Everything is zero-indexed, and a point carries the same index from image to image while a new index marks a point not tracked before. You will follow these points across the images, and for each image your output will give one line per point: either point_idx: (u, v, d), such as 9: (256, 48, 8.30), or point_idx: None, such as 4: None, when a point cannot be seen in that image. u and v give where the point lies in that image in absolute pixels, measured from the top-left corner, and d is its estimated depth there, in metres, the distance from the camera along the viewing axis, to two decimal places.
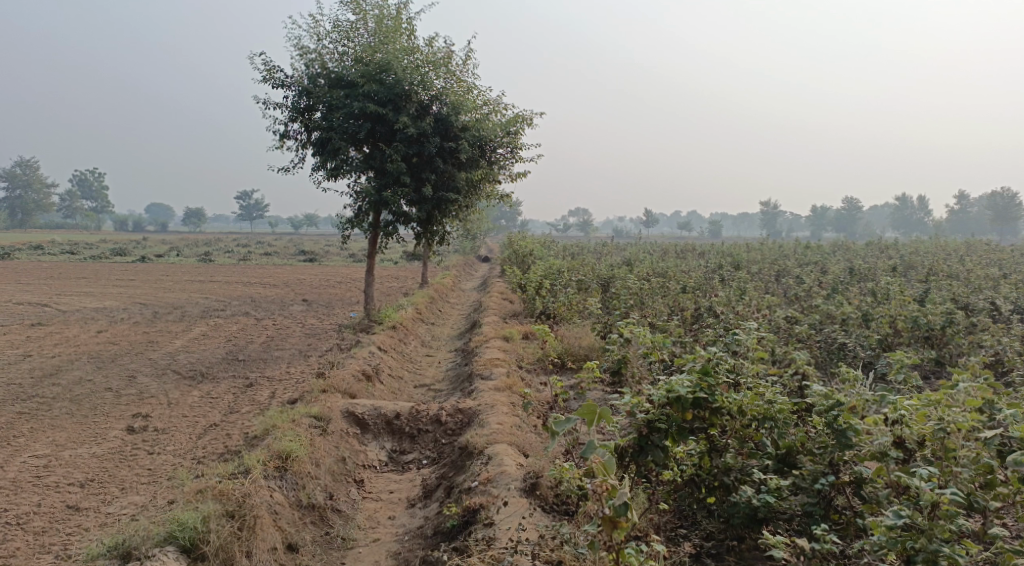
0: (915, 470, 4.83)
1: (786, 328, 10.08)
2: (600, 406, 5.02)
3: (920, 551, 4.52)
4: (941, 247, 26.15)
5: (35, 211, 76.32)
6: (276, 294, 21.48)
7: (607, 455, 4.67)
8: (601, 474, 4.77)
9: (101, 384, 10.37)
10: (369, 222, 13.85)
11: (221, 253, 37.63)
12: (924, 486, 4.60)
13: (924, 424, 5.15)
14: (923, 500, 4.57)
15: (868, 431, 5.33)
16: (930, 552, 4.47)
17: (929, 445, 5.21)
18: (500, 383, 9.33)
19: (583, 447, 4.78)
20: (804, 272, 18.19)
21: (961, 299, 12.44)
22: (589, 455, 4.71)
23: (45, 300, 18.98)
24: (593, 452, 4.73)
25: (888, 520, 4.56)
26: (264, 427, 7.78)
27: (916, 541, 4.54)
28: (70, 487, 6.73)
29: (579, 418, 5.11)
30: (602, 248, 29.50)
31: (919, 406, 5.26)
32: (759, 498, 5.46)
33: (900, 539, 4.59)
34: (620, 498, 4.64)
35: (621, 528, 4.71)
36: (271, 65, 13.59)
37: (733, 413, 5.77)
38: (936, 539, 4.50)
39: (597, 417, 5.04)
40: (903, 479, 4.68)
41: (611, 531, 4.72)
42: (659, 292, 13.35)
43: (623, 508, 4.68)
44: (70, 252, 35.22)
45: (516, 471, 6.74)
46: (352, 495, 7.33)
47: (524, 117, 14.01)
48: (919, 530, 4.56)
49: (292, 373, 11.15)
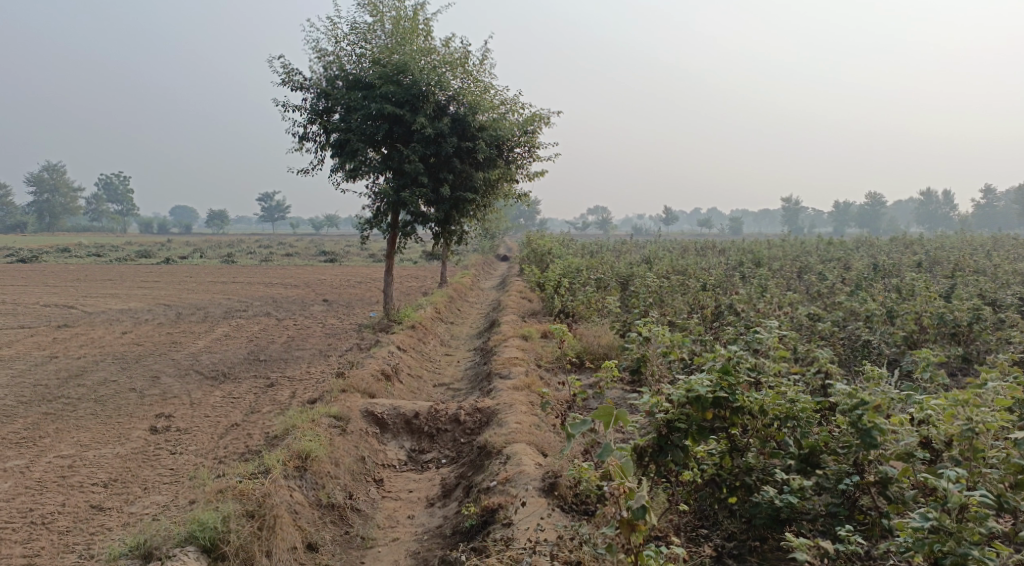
0: (943, 471, 4.72)
1: (808, 325, 9.98)
2: (616, 408, 4.96)
3: (949, 554, 4.41)
4: (967, 241, 25.79)
5: (62, 214, 77.42)
6: (297, 295, 21.64)
7: (624, 459, 4.62)
8: (618, 477, 4.72)
9: (125, 385, 10.49)
10: (388, 223, 13.90)
11: (242, 254, 37.99)
12: (952, 488, 4.49)
13: (952, 424, 5.06)
14: (950, 502, 4.46)
15: (894, 431, 5.25)
16: (959, 555, 4.36)
17: (957, 446, 5.11)
18: (519, 383, 9.32)
19: (599, 450, 4.73)
20: (826, 268, 18.00)
21: (988, 294, 12.25)
22: (606, 458, 4.67)
23: (71, 302, 19.26)
24: (610, 455, 4.69)
25: (914, 523, 4.48)
26: (284, 427, 7.82)
27: (944, 543, 4.44)
28: (94, 487, 6.81)
29: (596, 420, 5.05)
30: (621, 246, 29.38)
31: (946, 405, 5.17)
32: (781, 498, 5.39)
33: (927, 541, 4.50)
34: (638, 502, 4.60)
35: (639, 530, 4.68)
36: (289, 68, 13.68)
37: (755, 413, 5.72)
38: (965, 542, 4.39)
39: (614, 420, 4.98)
40: (930, 481, 4.58)
41: (628, 534, 4.70)
42: (679, 289, 13.27)
43: (641, 511, 4.64)
44: (96, 254, 35.74)
45: (535, 470, 6.73)
46: (372, 494, 7.34)
47: (542, 116, 13.99)
48: (947, 533, 4.45)
49: (312, 373, 11.22)
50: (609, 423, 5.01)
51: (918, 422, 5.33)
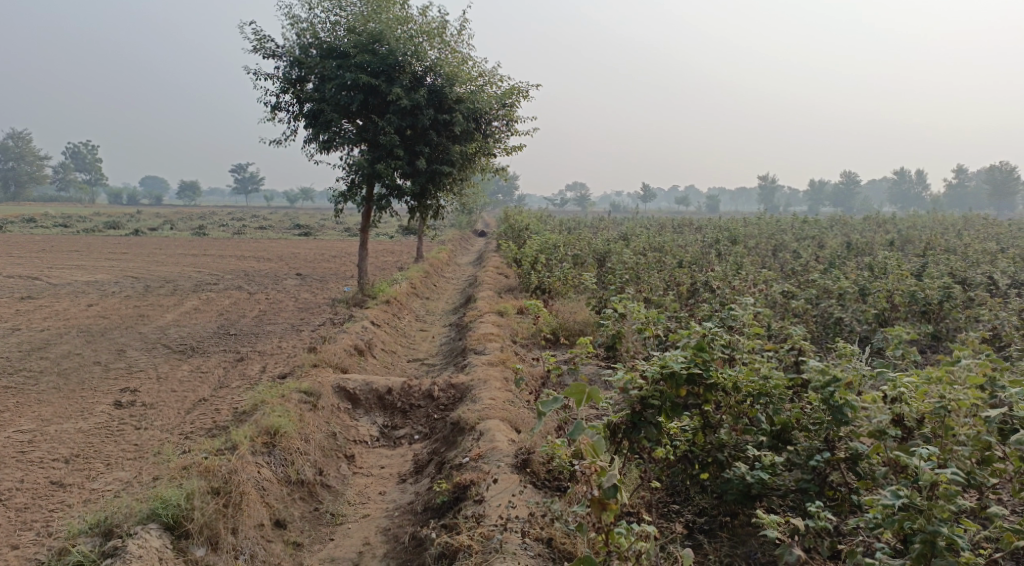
0: (915, 449, 4.68)
1: (782, 302, 9.99)
2: (588, 386, 4.86)
3: (919, 532, 4.39)
4: (938, 222, 26.03)
5: (29, 184, 75.70)
6: (270, 268, 21.33)
7: (596, 437, 4.53)
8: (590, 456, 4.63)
9: (90, 358, 10.25)
10: (362, 196, 13.66)
11: (215, 227, 37.46)
12: (924, 466, 4.46)
13: (924, 402, 5.02)
14: (922, 480, 4.44)
15: (866, 408, 5.22)
16: (929, 532, 4.34)
17: (928, 424, 5.09)
18: (493, 359, 9.24)
19: (570, 428, 4.63)
20: (801, 246, 18.06)
21: (959, 273, 12.35)
22: (577, 436, 4.56)
23: (36, 273, 18.81)
24: (581, 433, 4.58)
25: (885, 500, 4.45)
26: (253, 402, 7.67)
27: (914, 521, 4.41)
28: (55, 463, 6.63)
29: (568, 397, 4.95)
30: (598, 224, 29.30)
31: (919, 383, 5.13)
32: (752, 475, 5.38)
33: (898, 518, 4.47)
34: (610, 481, 4.53)
35: (611, 509, 4.61)
36: (261, 35, 13.33)
37: (728, 389, 5.67)
38: (935, 519, 4.37)
39: (586, 398, 4.88)
40: (902, 459, 4.55)
41: (600, 513, 4.62)
42: (655, 266, 13.23)
43: (612, 490, 4.56)
44: (64, 225, 35.01)
45: (507, 447, 6.67)
46: (342, 470, 7.24)
47: (520, 89, 13.77)
48: (918, 511, 4.43)
49: (283, 348, 11.05)
50: (581, 401, 4.92)
51: (890, 399, 5.30)
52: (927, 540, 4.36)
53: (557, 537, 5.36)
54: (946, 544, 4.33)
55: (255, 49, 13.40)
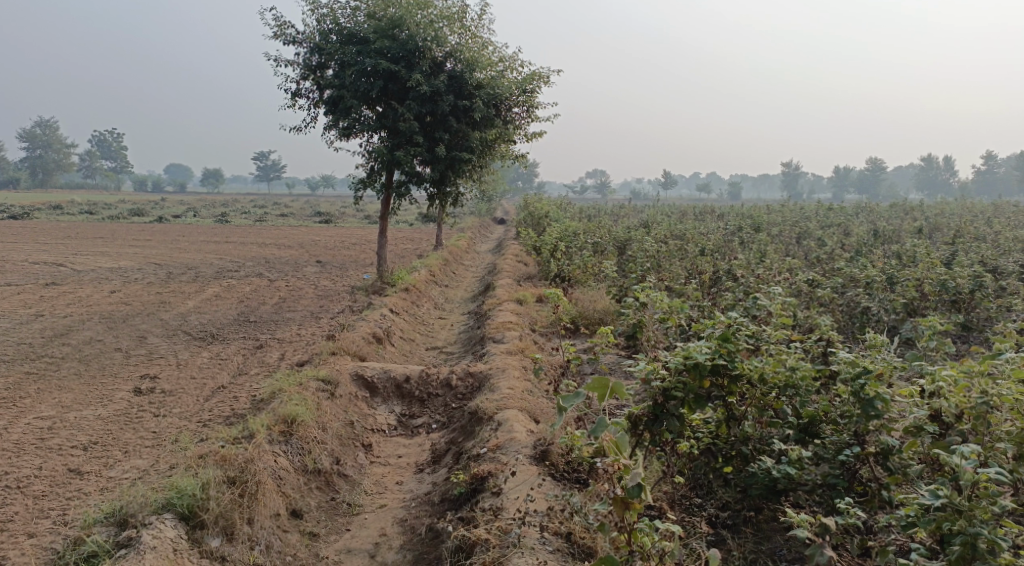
0: (955, 446, 4.49)
1: (807, 291, 9.80)
2: (611, 380, 4.71)
3: (959, 534, 4.23)
4: (968, 208, 25.51)
5: (56, 171, 76.62)
6: (290, 255, 21.35)
7: (619, 433, 4.37)
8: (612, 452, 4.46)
9: (111, 345, 10.28)
10: (381, 183, 13.57)
11: (236, 214, 37.62)
12: (965, 465, 4.28)
13: (963, 397, 4.81)
14: (963, 480, 4.26)
15: (903, 403, 5.05)
16: (970, 535, 4.18)
17: (967, 420, 4.89)
18: (512, 347, 9.15)
19: (593, 423, 4.47)
20: (826, 234, 17.76)
21: (991, 262, 12.05)
22: (600, 432, 4.40)
23: (60, 259, 18.94)
24: (606, 429, 4.43)
25: (924, 500, 4.28)
26: (271, 390, 7.64)
27: (954, 522, 4.26)
28: (73, 450, 6.64)
29: (589, 393, 4.81)
30: (619, 211, 29.04)
31: (957, 378, 4.94)
32: (779, 469, 5.24)
33: (935, 519, 4.33)
34: (634, 480, 4.40)
35: (633, 509, 4.49)
36: (281, 21, 13.26)
37: (753, 381, 5.53)
38: (976, 521, 4.22)
39: (609, 393, 4.74)
40: (942, 457, 4.37)
41: (622, 512, 4.50)
42: (677, 255, 13.05)
43: (636, 490, 4.43)
44: (89, 212, 35.31)
45: (526, 438, 6.57)
46: (360, 459, 7.18)
47: (541, 75, 13.58)
48: (958, 511, 4.26)
49: (302, 335, 11.02)
50: (604, 396, 4.78)
51: (926, 394, 5.14)
52: (968, 542, 4.21)
53: (576, 532, 5.26)
54: (988, 547, 4.17)
55: (275, 35, 13.34)
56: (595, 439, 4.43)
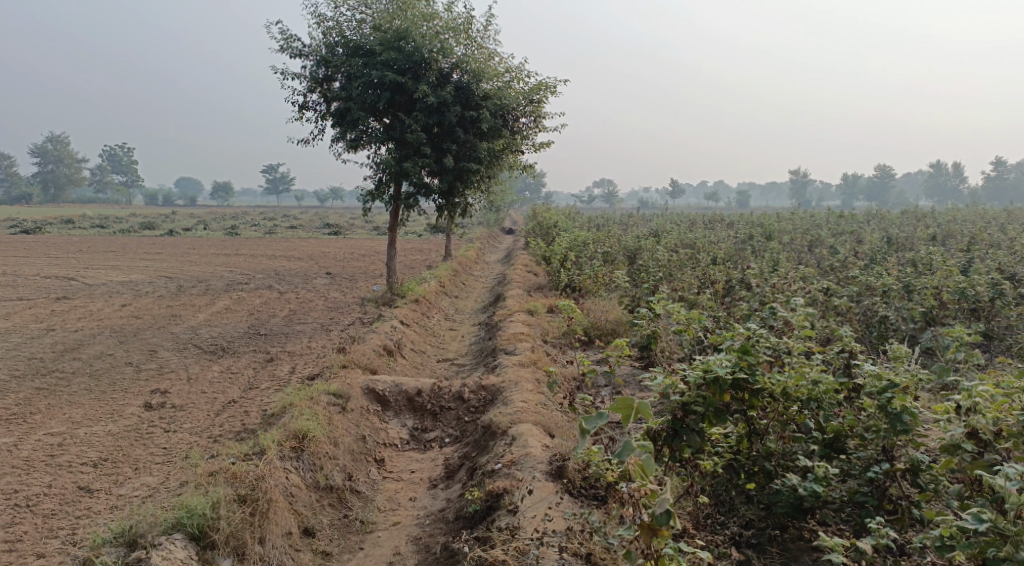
0: (998, 467, 4.35)
1: (822, 300, 9.65)
2: (636, 401, 4.59)
3: (1006, 560, 4.09)
4: (981, 215, 25.18)
5: (67, 185, 77.15)
6: (300, 268, 21.30)
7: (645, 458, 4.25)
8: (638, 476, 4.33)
9: (122, 359, 10.22)
10: (390, 194, 13.51)
11: (246, 227, 37.65)
12: (1009, 487, 4.15)
13: (1001, 414, 4.70)
14: (1008, 503, 4.13)
15: (939, 421, 4.88)
16: (1017, 561, 4.04)
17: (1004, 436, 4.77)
18: (524, 359, 9.03)
19: (620, 447, 4.35)
20: (839, 241, 17.56)
21: (1008, 269, 11.86)
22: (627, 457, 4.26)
23: (71, 273, 18.94)
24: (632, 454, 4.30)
25: (968, 524, 4.15)
26: (281, 404, 7.54)
27: (1000, 547, 4.13)
28: (83, 467, 6.55)
29: (613, 414, 4.70)
30: (628, 220, 28.88)
31: (994, 394, 4.78)
32: (805, 487, 5.11)
33: (978, 543, 4.19)
34: (661, 507, 4.30)
35: (661, 535, 4.37)
36: (288, 34, 13.25)
37: (776, 395, 5.41)
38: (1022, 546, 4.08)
39: (634, 414, 4.62)
40: (986, 478, 4.23)
41: (650, 539, 4.40)
42: (689, 264, 12.91)
43: (664, 517, 4.32)
44: (99, 225, 35.39)
45: (541, 453, 6.45)
46: (372, 475, 7.07)
47: (549, 85, 13.51)
48: (1003, 536, 4.13)
49: (313, 348, 10.94)
50: (628, 417, 4.66)
51: (961, 410, 4.99)
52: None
53: (596, 552, 5.13)
54: None
55: (282, 48, 13.34)
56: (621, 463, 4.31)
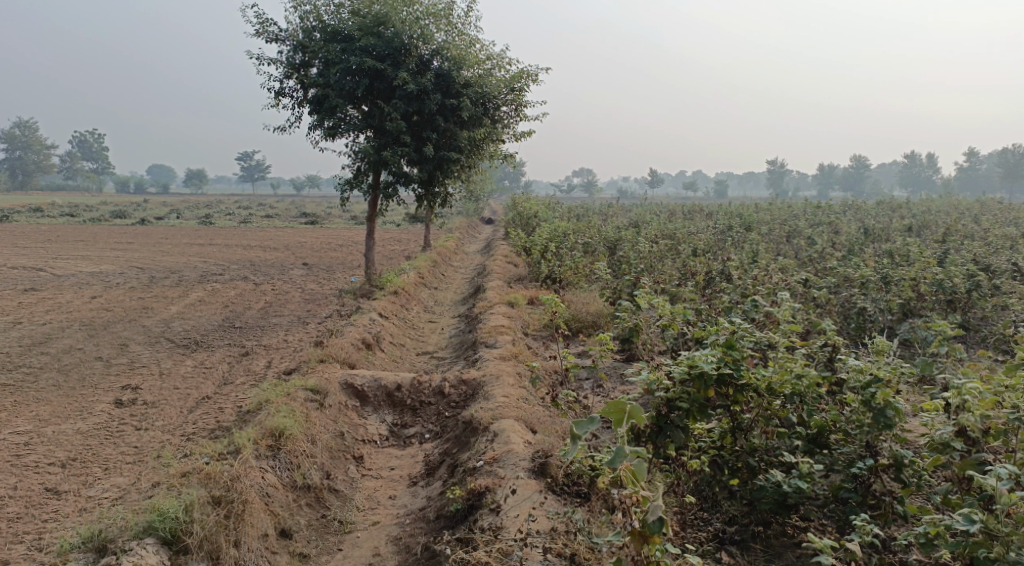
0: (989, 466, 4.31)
1: (802, 292, 9.63)
2: (628, 404, 4.58)
3: (996, 561, 4.06)
4: (954, 205, 25.46)
5: (36, 173, 75.61)
6: (276, 258, 20.99)
7: (637, 463, 4.26)
8: (630, 483, 4.32)
9: (91, 353, 9.95)
10: (369, 184, 13.31)
11: (221, 215, 37.12)
12: (1001, 487, 4.11)
13: (990, 410, 4.66)
14: (1000, 504, 4.09)
15: (927, 418, 4.82)
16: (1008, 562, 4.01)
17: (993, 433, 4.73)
18: (505, 352, 8.92)
19: (612, 453, 4.34)
20: (817, 232, 17.62)
21: (984, 260, 11.95)
22: (618, 463, 4.25)
23: (40, 264, 18.52)
24: (624, 460, 4.29)
25: (959, 526, 4.11)
26: (257, 401, 7.36)
27: (990, 548, 4.09)
28: (51, 467, 6.35)
29: (604, 418, 4.67)
30: (607, 209, 28.81)
31: (983, 392, 4.72)
32: (790, 483, 5.05)
33: (968, 544, 4.15)
34: (654, 514, 4.16)
35: (652, 542, 4.28)
36: (264, 18, 12.96)
37: (761, 391, 5.34)
38: (1014, 547, 4.05)
39: (626, 418, 4.61)
40: (977, 478, 4.19)
41: (641, 546, 4.30)
42: (669, 255, 12.86)
43: (657, 524, 4.18)
44: (69, 214, 34.65)
45: (524, 449, 6.35)
46: (351, 472, 6.93)
47: (529, 73, 13.35)
48: (993, 537, 4.10)
49: (289, 341, 10.74)
50: (621, 421, 4.65)
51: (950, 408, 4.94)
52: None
53: (580, 553, 5.04)
54: None
55: (258, 33, 13.05)
56: (613, 470, 4.30)
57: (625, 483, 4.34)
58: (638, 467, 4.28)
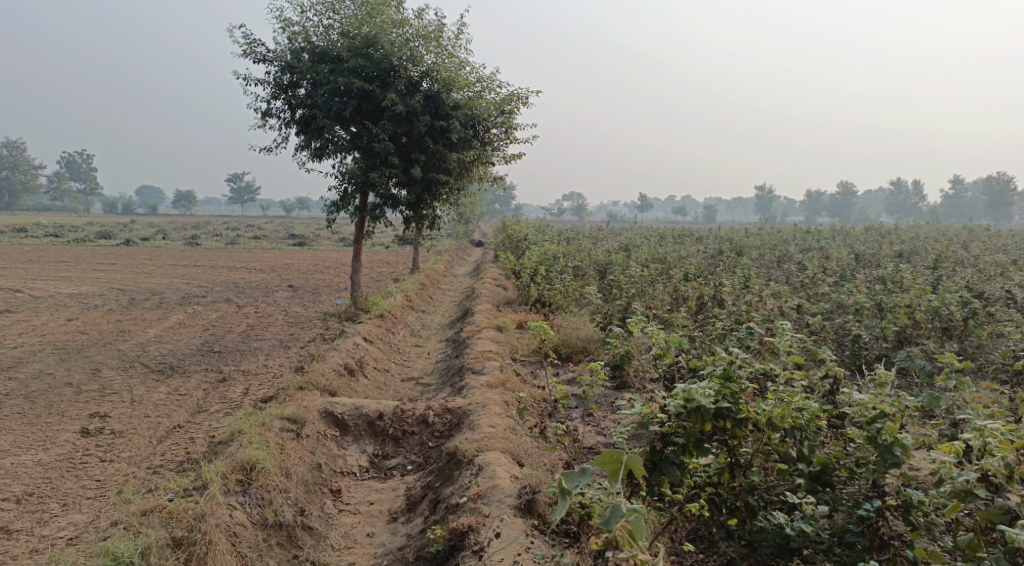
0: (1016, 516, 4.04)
1: (797, 319, 9.35)
2: (625, 456, 4.36)
3: None
4: (943, 232, 25.44)
5: (23, 193, 74.92)
6: (262, 280, 20.55)
7: (636, 520, 4.05)
8: (628, 543, 4.10)
9: (62, 379, 9.54)
10: (356, 205, 13.01)
11: (209, 237, 36.62)
12: None
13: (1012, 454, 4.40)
14: None
15: (947, 462, 4.56)
16: None
17: (1015, 479, 4.46)
18: (492, 380, 8.57)
19: (608, 512, 4.11)
20: (807, 258, 17.41)
21: (977, 287, 11.77)
22: (615, 525, 4.04)
23: (20, 285, 18.06)
24: (620, 520, 4.07)
25: None
26: (229, 430, 7.00)
27: None
28: (5, 503, 5.99)
29: (598, 468, 4.47)
30: (597, 233, 28.60)
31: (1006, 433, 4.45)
32: (792, 526, 4.72)
33: None
34: None
35: None
36: (251, 39, 12.72)
37: (760, 425, 5.05)
38: None
39: (623, 469, 4.39)
40: None
41: None
42: (660, 280, 12.57)
43: None
44: (52, 235, 34.06)
45: (509, 484, 6.01)
46: (328, 507, 6.56)
47: (520, 95, 13.16)
48: None
49: (269, 367, 10.34)
50: (617, 471, 4.44)
51: (967, 449, 4.65)
52: None
53: None
54: None
55: (245, 53, 12.79)
56: (609, 531, 4.07)
57: (623, 543, 4.13)
58: (635, 525, 4.06)
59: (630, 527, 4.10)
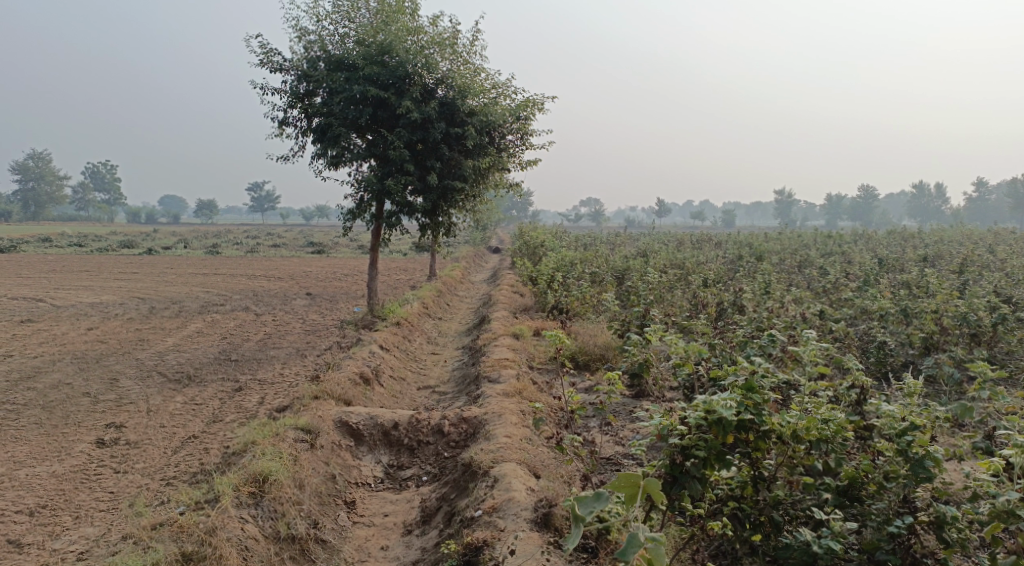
0: None
1: (819, 325, 9.15)
2: (642, 480, 4.22)
3: None
4: (967, 234, 24.99)
5: (47, 203, 75.84)
6: (279, 288, 20.55)
7: (654, 549, 3.91)
8: None
9: (79, 388, 9.55)
10: (372, 213, 12.95)
11: (228, 245, 36.77)
12: None
13: None
14: None
15: (987, 479, 4.39)
16: None
17: None
18: (509, 388, 8.45)
19: (625, 542, 3.97)
20: (829, 262, 17.11)
21: (1005, 291, 11.47)
22: (631, 555, 3.90)
23: (42, 294, 18.17)
24: (638, 550, 3.93)
25: None
26: (243, 441, 6.93)
27: None
28: (17, 516, 5.96)
29: (615, 493, 4.33)
30: (615, 239, 28.45)
31: None
32: (820, 543, 4.55)
33: None
34: None
35: None
36: (268, 48, 12.73)
37: (785, 438, 4.87)
38: None
39: (640, 494, 4.25)
40: None
41: None
42: (678, 286, 12.40)
43: None
44: (76, 244, 34.52)
45: (526, 497, 5.88)
46: (342, 520, 6.47)
47: (536, 101, 13.06)
48: None
49: (285, 376, 10.28)
50: (635, 495, 4.29)
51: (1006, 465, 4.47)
52: None
53: None
54: None
55: (262, 62, 12.80)
56: (626, 561, 3.93)
57: None
58: (654, 554, 3.92)
59: (647, 556, 3.96)
